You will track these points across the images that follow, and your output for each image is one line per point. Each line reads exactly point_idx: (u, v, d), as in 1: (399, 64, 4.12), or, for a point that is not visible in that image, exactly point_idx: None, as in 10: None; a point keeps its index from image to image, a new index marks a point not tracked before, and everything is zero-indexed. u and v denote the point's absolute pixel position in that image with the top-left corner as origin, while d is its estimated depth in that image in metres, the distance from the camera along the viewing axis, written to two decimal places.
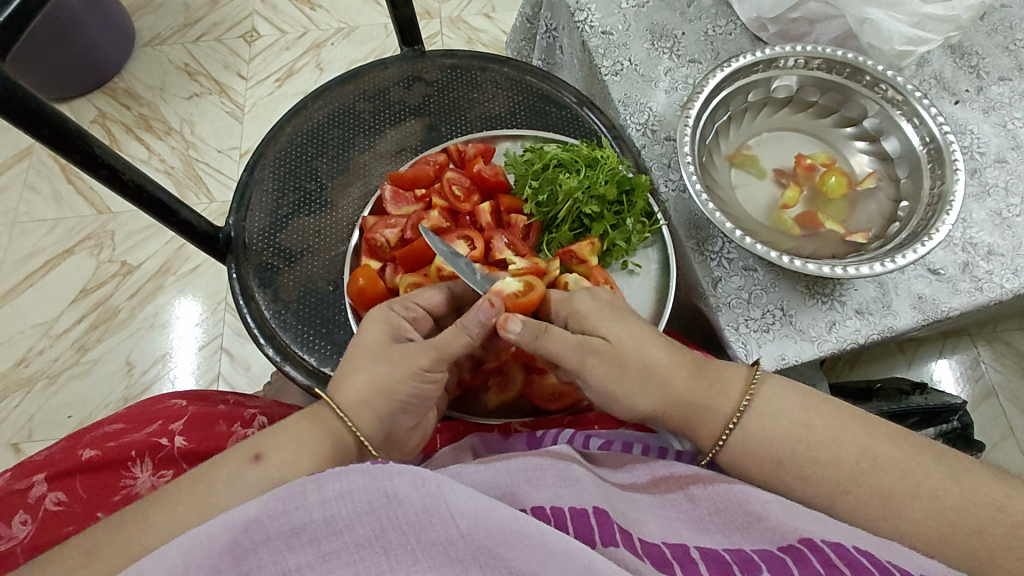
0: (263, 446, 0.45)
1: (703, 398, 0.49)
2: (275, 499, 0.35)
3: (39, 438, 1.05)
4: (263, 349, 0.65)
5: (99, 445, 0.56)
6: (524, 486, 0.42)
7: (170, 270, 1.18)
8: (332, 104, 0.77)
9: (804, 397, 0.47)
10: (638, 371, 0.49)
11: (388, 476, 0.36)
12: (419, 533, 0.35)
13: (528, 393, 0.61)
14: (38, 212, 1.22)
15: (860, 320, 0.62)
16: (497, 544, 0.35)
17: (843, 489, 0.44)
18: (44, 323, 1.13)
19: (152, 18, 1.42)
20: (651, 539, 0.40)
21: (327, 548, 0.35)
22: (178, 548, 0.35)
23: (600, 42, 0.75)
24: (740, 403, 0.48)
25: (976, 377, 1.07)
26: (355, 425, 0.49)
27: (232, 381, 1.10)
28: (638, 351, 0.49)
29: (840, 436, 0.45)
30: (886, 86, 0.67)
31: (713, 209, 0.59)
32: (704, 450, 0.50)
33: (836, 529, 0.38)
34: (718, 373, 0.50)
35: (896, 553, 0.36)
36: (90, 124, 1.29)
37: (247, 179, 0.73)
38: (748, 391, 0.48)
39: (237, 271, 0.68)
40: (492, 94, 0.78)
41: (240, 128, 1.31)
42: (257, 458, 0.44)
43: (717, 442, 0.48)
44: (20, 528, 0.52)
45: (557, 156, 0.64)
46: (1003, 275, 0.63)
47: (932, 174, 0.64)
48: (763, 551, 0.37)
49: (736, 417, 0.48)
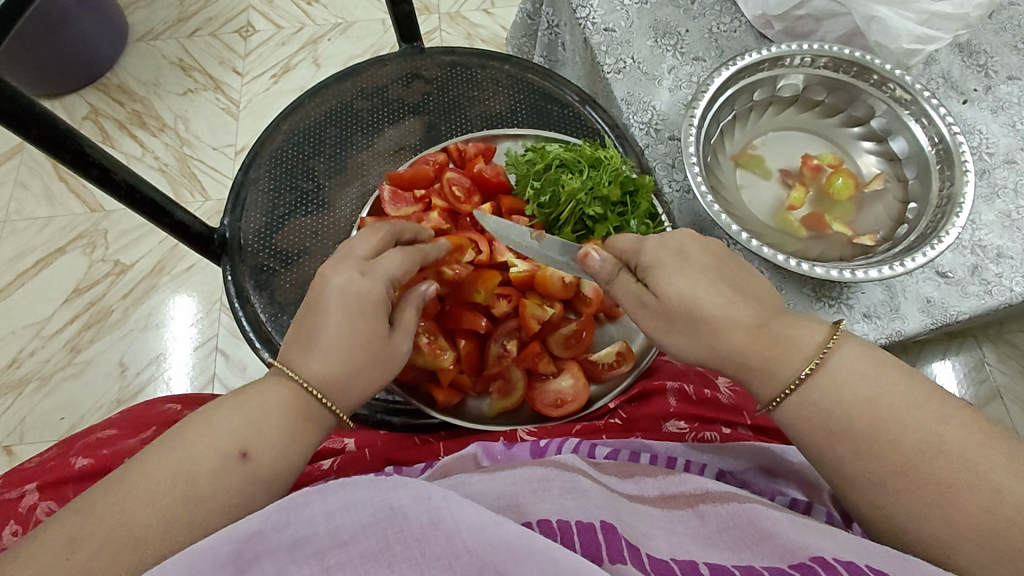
0: (248, 442, 0.42)
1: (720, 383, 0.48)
2: (277, 510, 0.35)
3: (30, 441, 1.04)
4: (259, 354, 0.63)
5: (92, 453, 0.55)
6: (530, 498, 0.41)
7: (164, 270, 1.17)
8: (329, 101, 0.75)
9: (874, 368, 0.44)
10: (686, 321, 0.47)
11: (394, 489, 0.36)
12: (425, 547, 0.34)
13: (529, 400, 0.60)
14: (30, 210, 1.21)
15: (867, 324, 0.61)
16: (503, 561, 0.33)
17: (854, 499, 0.43)
18: (36, 323, 1.12)
19: (146, 13, 1.40)
20: (660, 555, 0.38)
21: (330, 560, 0.33)
22: (183, 559, 0.32)
23: (603, 39, 0.73)
24: (808, 365, 0.45)
25: (979, 379, 1.07)
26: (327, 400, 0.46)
27: (228, 382, 1.09)
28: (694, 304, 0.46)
29: (860, 421, 0.42)
30: (894, 85, 0.65)
31: (718, 211, 0.58)
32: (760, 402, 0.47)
33: (857, 548, 0.37)
34: (781, 334, 0.46)
35: (910, 567, 0.35)
36: (83, 121, 1.27)
37: (243, 179, 0.71)
38: (818, 356, 0.45)
39: (232, 272, 0.67)
40: (492, 92, 0.76)
41: (235, 125, 1.29)
42: (241, 455, 0.41)
43: (774, 399, 0.46)
44: (10, 538, 0.50)
45: (559, 156, 0.63)
46: (1012, 278, 0.62)
47: (940, 175, 0.63)
48: (773, 568, 0.36)
49: (793, 385, 0.45)
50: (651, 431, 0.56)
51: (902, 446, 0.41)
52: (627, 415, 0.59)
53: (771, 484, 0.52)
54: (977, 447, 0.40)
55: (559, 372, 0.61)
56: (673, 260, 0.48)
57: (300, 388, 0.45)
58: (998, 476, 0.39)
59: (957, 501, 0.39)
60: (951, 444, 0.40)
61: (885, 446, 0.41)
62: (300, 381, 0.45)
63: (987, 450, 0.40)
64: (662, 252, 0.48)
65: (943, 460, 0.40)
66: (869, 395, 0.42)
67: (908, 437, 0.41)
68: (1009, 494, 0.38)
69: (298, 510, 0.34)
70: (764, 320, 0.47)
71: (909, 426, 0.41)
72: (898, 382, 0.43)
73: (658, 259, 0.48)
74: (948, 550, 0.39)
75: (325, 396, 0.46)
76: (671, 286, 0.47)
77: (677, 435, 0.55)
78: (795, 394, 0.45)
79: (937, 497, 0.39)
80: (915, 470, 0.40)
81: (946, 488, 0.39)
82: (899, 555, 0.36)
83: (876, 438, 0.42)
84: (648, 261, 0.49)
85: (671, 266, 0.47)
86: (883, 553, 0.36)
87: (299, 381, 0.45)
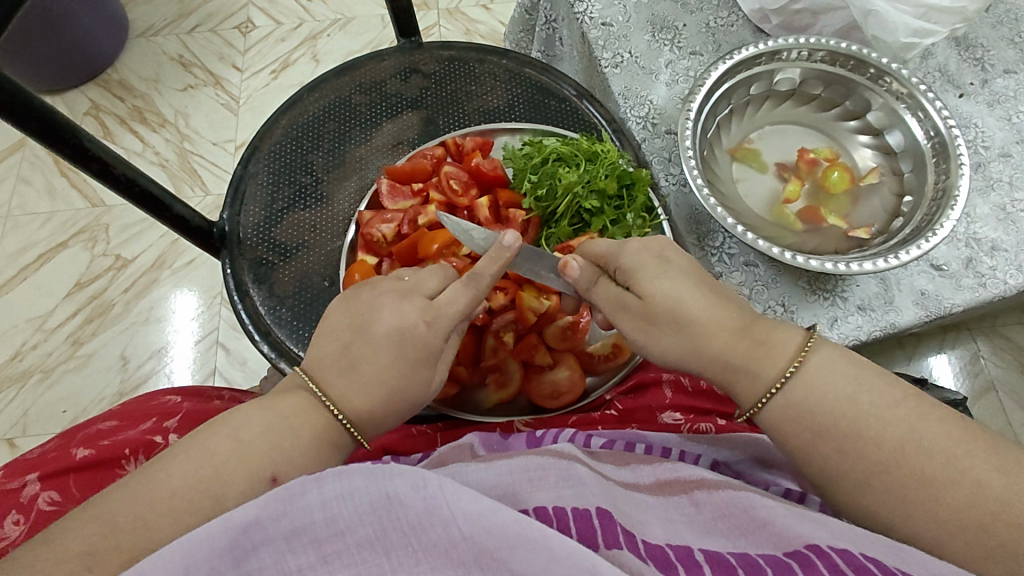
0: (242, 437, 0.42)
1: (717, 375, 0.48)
2: (275, 500, 0.34)
3: (33, 433, 1.05)
4: (258, 346, 0.64)
5: (93, 444, 0.55)
6: (526, 487, 0.42)
7: (165, 264, 1.17)
8: (328, 96, 0.75)
9: (856, 368, 0.44)
10: (669, 325, 0.48)
11: (389, 477, 0.35)
12: (420, 534, 0.34)
13: (526, 391, 0.61)
14: (32, 204, 1.21)
15: (862, 316, 0.62)
16: (499, 548, 0.34)
17: (833, 496, 0.44)
18: (38, 317, 1.12)
19: (146, 8, 1.40)
20: (655, 541, 0.39)
21: (328, 549, 0.34)
22: (182, 549, 0.33)
23: (600, 33, 0.73)
24: (788, 367, 0.45)
25: (975, 371, 1.07)
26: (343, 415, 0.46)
27: (228, 375, 1.10)
28: (677, 305, 0.48)
29: (844, 418, 0.43)
30: (891, 79, 0.66)
31: (714, 204, 0.59)
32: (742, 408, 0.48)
33: (849, 536, 0.38)
34: (766, 336, 0.47)
35: (903, 557, 0.35)
36: (84, 116, 1.27)
37: (242, 173, 0.71)
38: (795, 360, 0.45)
39: (231, 265, 0.68)
40: (490, 86, 0.77)
41: (235, 120, 1.30)
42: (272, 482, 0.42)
43: (758, 403, 0.46)
44: (13, 528, 0.50)
45: (556, 150, 0.64)
46: (1007, 271, 0.62)
47: (936, 168, 0.63)
48: (768, 555, 0.37)
49: (779, 384, 0.45)
50: (647, 422, 0.57)
51: (886, 440, 0.41)
52: (623, 407, 0.59)
53: (766, 475, 0.52)
54: (958, 440, 0.41)
55: (556, 364, 0.61)
56: (654, 263, 0.49)
57: (320, 403, 0.46)
58: (978, 468, 0.39)
59: (939, 493, 0.39)
60: (934, 437, 0.41)
61: (868, 442, 0.42)
62: (321, 397, 0.46)
63: (968, 444, 0.40)
64: (643, 253, 0.50)
65: (926, 452, 0.40)
66: (851, 395, 0.43)
67: (899, 426, 0.41)
68: (990, 487, 0.39)
69: (294, 500, 0.34)
70: (748, 322, 0.48)
71: (892, 419, 0.42)
72: (883, 378, 0.44)
73: (639, 262, 0.50)
74: (930, 540, 0.40)
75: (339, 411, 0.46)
76: (655, 286, 0.48)
77: (673, 427, 0.56)
78: (781, 396, 0.45)
79: (920, 486, 0.40)
80: (899, 460, 0.41)
81: (928, 480, 0.40)
82: (891, 544, 0.37)
83: (857, 437, 0.42)
84: (629, 263, 0.50)
85: (654, 268, 0.49)
86: (874, 542, 0.37)
87: (320, 396, 0.46)
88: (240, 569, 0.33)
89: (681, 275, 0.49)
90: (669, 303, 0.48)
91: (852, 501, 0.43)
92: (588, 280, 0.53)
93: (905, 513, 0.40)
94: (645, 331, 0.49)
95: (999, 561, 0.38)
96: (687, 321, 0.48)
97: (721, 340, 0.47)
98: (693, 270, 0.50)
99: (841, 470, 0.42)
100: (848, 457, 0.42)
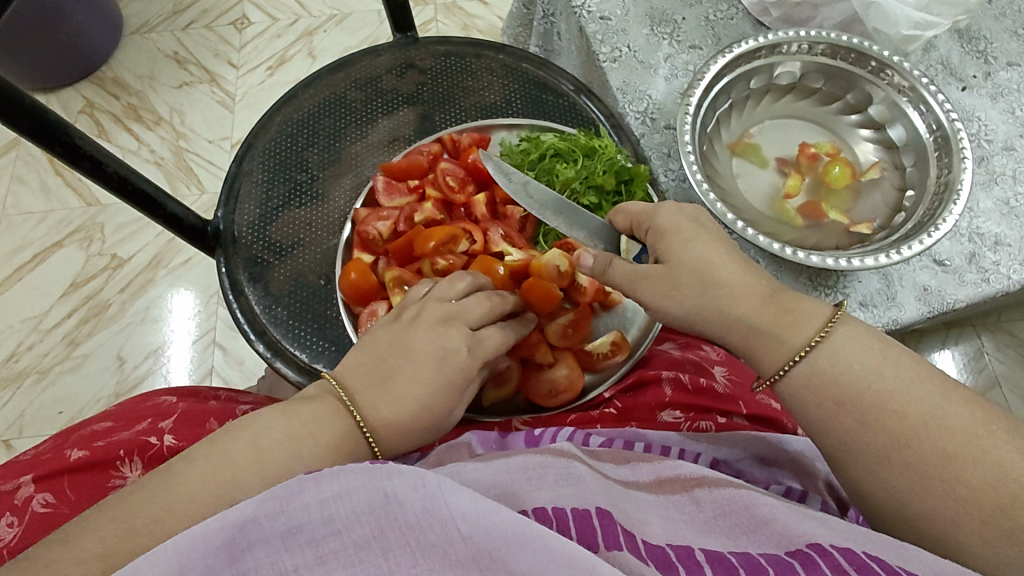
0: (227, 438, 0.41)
1: (739, 341, 0.48)
2: (272, 498, 0.34)
3: (30, 434, 1.04)
4: (254, 346, 0.63)
5: (88, 445, 0.54)
6: (525, 486, 0.41)
7: (161, 263, 1.16)
8: (322, 92, 0.75)
9: (862, 362, 0.43)
10: (694, 288, 0.47)
11: (387, 476, 0.34)
12: (419, 535, 0.33)
13: (523, 390, 0.61)
14: (27, 204, 1.20)
15: (864, 312, 0.61)
16: (498, 548, 0.33)
17: (850, 473, 0.43)
18: (34, 317, 1.12)
19: (140, 5, 1.39)
20: (655, 540, 0.38)
21: (324, 549, 0.32)
22: (177, 545, 0.32)
23: (598, 28, 0.72)
24: (811, 339, 0.45)
25: (978, 367, 1.07)
26: (363, 422, 0.45)
27: (225, 375, 1.09)
28: (704, 267, 0.47)
29: (868, 389, 0.42)
30: (893, 72, 0.65)
31: (714, 199, 0.58)
32: (762, 376, 0.48)
33: (852, 536, 0.37)
34: (794, 304, 0.47)
35: (907, 557, 0.35)
36: (78, 115, 1.26)
37: (236, 170, 0.71)
38: (825, 328, 0.45)
39: (226, 264, 0.67)
40: (487, 82, 0.76)
41: (231, 117, 1.29)
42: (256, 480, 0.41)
43: (778, 372, 0.46)
44: (6, 530, 0.49)
45: (553, 145, 0.63)
46: (1010, 266, 0.61)
47: (939, 162, 0.62)
48: (770, 555, 0.36)
49: (804, 350, 0.45)
50: (646, 421, 0.56)
51: (907, 417, 0.41)
52: (623, 405, 0.58)
53: (767, 473, 0.52)
54: (980, 421, 0.40)
55: (557, 361, 0.60)
56: (690, 227, 0.49)
57: (349, 415, 0.45)
58: (999, 450, 0.39)
59: (961, 470, 0.39)
60: (939, 435, 0.40)
61: (891, 415, 0.41)
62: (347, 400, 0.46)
63: (989, 425, 0.40)
64: (680, 216, 0.49)
65: (943, 436, 0.40)
66: (863, 378, 0.42)
67: (901, 422, 0.41)
68: (1011, 468, 0.38)
69: (290, 499, 0.33)
70: (776, 290, 0.47)
71: (918, 394, 0.41)
72: (906, 353, 0.43)
73: (676, 224, 0.49)
74: (947, 520, 0.39)
75: (362, 421, 0.45)
76: (687, 250, 0.48)
77: (672, 426, 0.55)
78: (805, 362, 0.45)
79: (942, 463, 0.40)
80: (922, 436, 0.40)
81: (948, 458, 0.39)
82: (896, 545, 0.36)
83: (882, 408, 0.42)
84: (664, 223, 0.49)
85: (688, 233, 0.48)
86: (877, 542, 0.36)
87: (351, 410, 0.46)
88: (235, 567, 0.32)
89: (713, 240, 0.48)
90: (698, 266, 0.47)
91: (870, 478, 0.42)
92: (602, 263, 0.51)
93: (922, 490, 0.40)
94: (661, 299, 0.48)
95: (1015, 544, 0.37)
96: (715, 282, 0.47)
97: (750, 303, 0.47)
98: (723, 239, 0.49)
99: (859, 447, 0.42)
100: (872, 431, 0.42)
